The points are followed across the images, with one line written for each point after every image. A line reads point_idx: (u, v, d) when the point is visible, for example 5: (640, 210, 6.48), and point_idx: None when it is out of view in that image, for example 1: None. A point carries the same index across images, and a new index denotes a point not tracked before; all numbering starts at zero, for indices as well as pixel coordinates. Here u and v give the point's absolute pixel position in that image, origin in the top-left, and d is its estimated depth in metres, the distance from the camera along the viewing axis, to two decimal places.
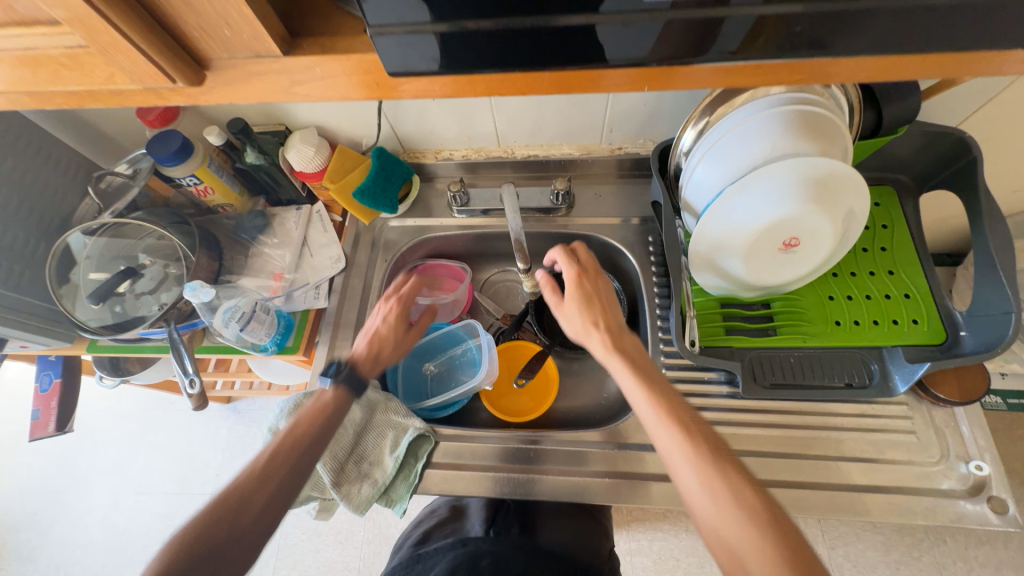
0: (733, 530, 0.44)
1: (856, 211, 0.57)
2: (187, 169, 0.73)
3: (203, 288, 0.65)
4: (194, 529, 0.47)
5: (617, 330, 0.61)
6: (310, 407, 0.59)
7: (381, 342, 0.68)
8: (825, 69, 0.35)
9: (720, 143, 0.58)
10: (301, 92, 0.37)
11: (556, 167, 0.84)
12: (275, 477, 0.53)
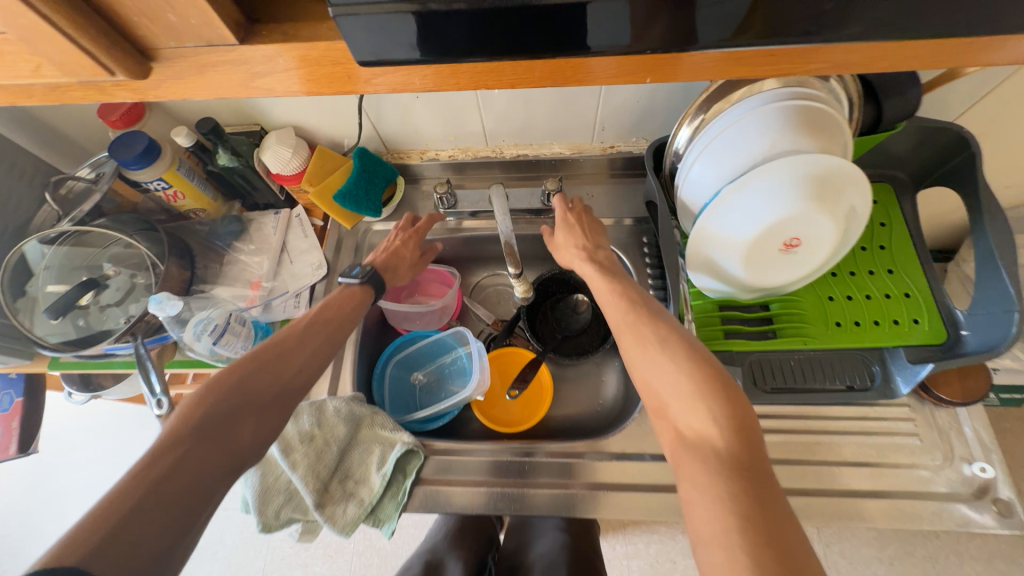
0: (669, 380, 0.49)
1: (859, 209, 0.56)
2: (153, 173, 0.69)
3: (169, 300, 0.61)
4: (223, 385, 0.49)
5: (598, 247, 0.68)
6: (337, 297, 0.63)
7: (394, 254, 0.72)
8: (818, 57, 0.33)
9: (718, 141, 0.55)
10: (262, 86, 0.34)
11: (546, 166, 0.82)
12: (296, 351, 0.56)
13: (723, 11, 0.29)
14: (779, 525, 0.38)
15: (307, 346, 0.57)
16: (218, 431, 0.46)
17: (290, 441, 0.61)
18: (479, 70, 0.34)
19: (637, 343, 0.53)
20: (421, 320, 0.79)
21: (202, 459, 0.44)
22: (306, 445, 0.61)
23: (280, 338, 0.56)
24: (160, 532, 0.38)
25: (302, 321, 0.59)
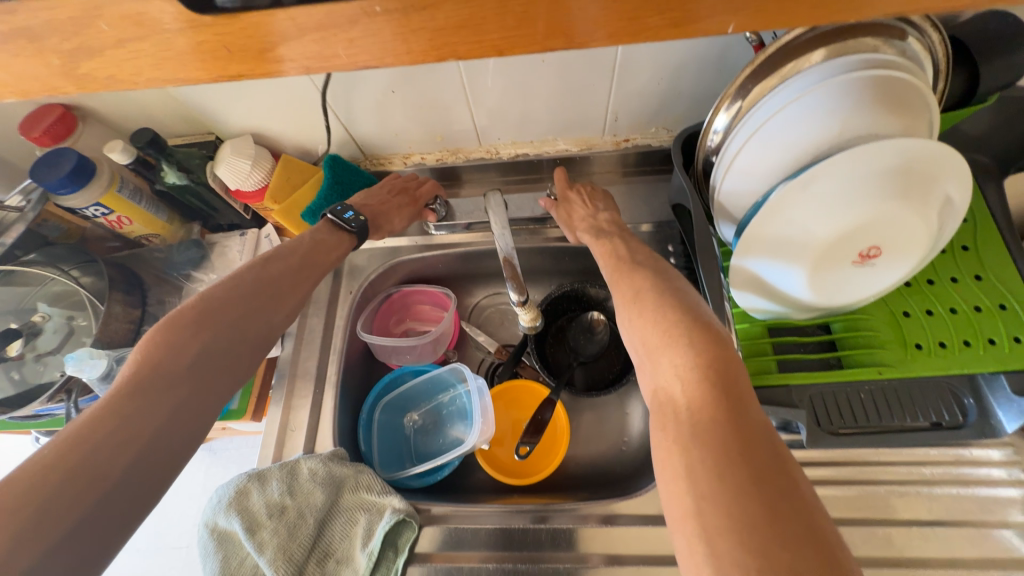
0: (640, 337, 0.43)
1: (956, 198, 0.44)
2: (88, 197, 0.58)
3: (90, 356, 0.52)
4: (207, 325, 0.45)
5: (601, 216, 0.61)
6: (320, 237, 0.58)
7: (388, 212, 0.63)
8: None
9: (769, 128, 0.43)
10: (104, 72, 0.24)
11: (549, 167, 0.70)
12: (279, 295, 0.51)
13: None
14: (754, 474, 0.31)
15: (289, 290, 0.52)
16: (213, 375, 0.44)
17: (255, 515, 0.51)
18: (436, 27, 0.24)
19: (622, 304, 0.48)
20: (412, 352, 0.68)
21: (201, 402, 0.42)
22: (276, 519, 0.51)
23: (265, 279, 0.51)
24: (163, 468, 0.39)
25: (284, 261, 0.53)
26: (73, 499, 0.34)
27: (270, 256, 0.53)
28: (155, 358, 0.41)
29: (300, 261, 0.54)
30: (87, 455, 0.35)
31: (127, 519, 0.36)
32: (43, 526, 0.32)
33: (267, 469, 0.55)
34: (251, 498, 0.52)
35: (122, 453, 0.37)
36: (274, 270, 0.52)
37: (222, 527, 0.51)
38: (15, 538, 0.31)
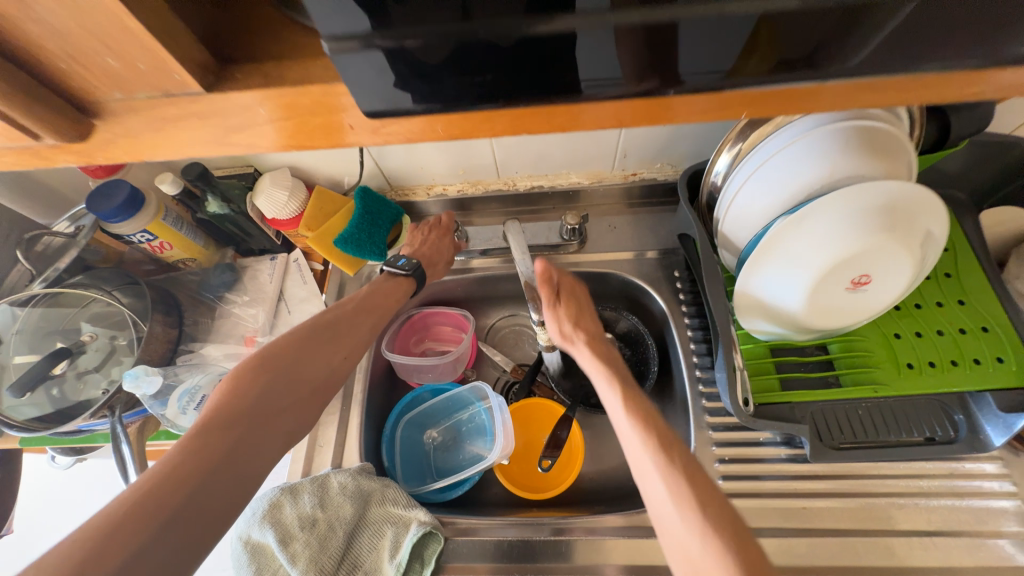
0: (687, 546, 0.41)
1: (936, 233, 0.49)
2: (137, 225, 0.62)
3: (147, 374, 0.55)
4: (272, 366, 0.48)
5: (591, 336, 0.62)
6: (383, 285, 0.64)
7: (432, 250, 0.69)
8: (880, 80, 0.27)
9: (766, 170, 0.49)
10: (241, 142, 0.29)
11: (562, 198, 0.76)
12: (337, 338, 0.55)
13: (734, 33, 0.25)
14: None
15: (346, 335, 0.56)
16: (269, 416, 0.46)
17: (289, 528, 0.53)
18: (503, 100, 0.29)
19: (642, 438, 0.48)
20: (434, 371, 0.72)
21: (256, 440, 0.44)
22: (307, 531, 0.53)
23: (320, 327, 0.54)
24: (216, 509, 0.39)
25: (340, 310, 0.58)
26: (132, 530, 0.34)
27: (336, 309, 0.58)
28: (229, 397, 0.45)
29: (362, 308, 0.59)
30: (156, 487, 0.37)
31: (182, 554, 0.36)
32: (115, 546, 0.33)
33: (298, 483, 0.57)
34: (285, 511, 0.54)
35: (185, 483, 0.38)
36: (329, 314, 0.57)
37: (254, 540, 0.54)
38: (86, 558, 0.32)
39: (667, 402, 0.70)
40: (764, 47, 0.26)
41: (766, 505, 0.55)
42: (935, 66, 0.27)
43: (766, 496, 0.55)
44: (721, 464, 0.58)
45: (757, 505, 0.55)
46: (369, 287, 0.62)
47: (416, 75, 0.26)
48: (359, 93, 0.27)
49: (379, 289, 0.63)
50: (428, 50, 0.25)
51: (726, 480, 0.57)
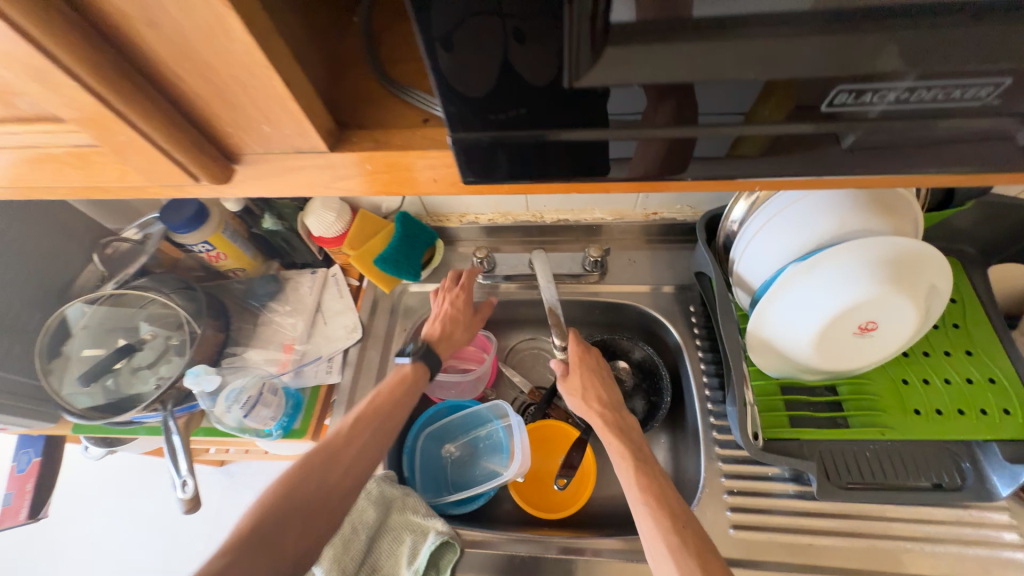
0: None
1: (940, 286, 0.52)
2: (199, 236, 0.69)
3: (206, 373, 0.61)
4: (279, 491, 0.53)
5: (610, 408, 0.64)
6: (390, 380, 0.65)
7: (450, 322, 0.71)
8: (909, 162, 0.30)
9: (778, 220, 0.54)
10: (343, 188, 0.32)
11: (585, 231, 0.80)
12: (343, 454, 0.58)
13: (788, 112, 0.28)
14: None
15: (351, 449, 0.58)
16: (261, 546, 0.49)
17: None
18: None
19: (654, 518, 0.51)
20: (456, 389, 0.77)
21: (254, 564, 0.47)
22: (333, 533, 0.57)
23: (328, 445, 0.58)
24: None
25: (351, 422, 0.60)
26: None
27: (349, 421, 0.61)
28: (243, 524, 0.50)
29: (372, 419, 0.61)
30: None
31: None
32: None
33: None
34: None
35: None
36: (341, 431, 0.59)
37: None
38: None
39: (679, 432, 0.72)
40: (785, 114, 0.28)
41: (772, 539, 0.57)
42: (955, 167, 0.30)
43: (773, 529, 0.57)
44: (730, 495, 0.60)
45: (763, 538, 0.57)
46: (383, 387, 0.64)
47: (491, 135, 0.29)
48: (437, 145, 0.30)
49: (393, 386, 0.65)
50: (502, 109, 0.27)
51: (734, 511, 0.59)
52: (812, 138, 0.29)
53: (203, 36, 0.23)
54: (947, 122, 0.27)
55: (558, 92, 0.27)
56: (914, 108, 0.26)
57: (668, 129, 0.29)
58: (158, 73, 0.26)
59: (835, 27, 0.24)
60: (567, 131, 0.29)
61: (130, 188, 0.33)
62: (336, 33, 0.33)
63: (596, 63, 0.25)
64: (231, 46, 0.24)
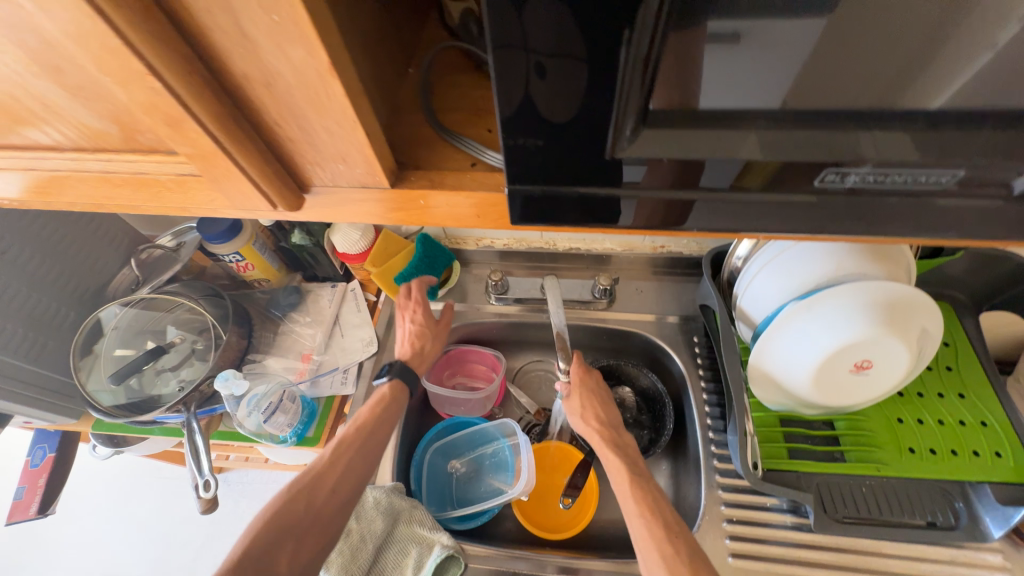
0: None
1: (931, 330, 0.55)
2: (232, 247, 0.72)
3: (236, 378, 0.64)
4: (269, 514, 0.53)
5: (608, 424, 0.66)
6: (374, 400, 0.66)
7: (418, 338, 0.72)
8: (906, 223, 0.34)
9: (779, 259, 0.58)
10: (397, 218, 0.36)
11: (595, 260, 0.85)
12: (330, 473, 0.58)
13: (799, 175, 0.32)
14: None
15: (339, 468, 0.59)
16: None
17: None
18: None
19: (648, 528, 0.53)
20: (465, 406, 0.78)
21: None
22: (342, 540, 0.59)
23: (318, 465, 0.58)
24: None
25: (340, 440, 0.61)
26: None
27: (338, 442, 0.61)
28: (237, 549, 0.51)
29: (362, 437, 0.62)
30: None
31: None
32: None
33: None
34: None
35: None
36: (331, 451, 0.60)
37: None
38: None
39: (681, 460, 0.74)
40: (794, 176, 0.32)
41: (769, 570, 0.58)
42: (944, 233, 0.34)
43: (769, 560, 0.58)
44: (729, 524, 0.61)
45: (761, 568, 0.58)
46: (372, 404, 0.65)
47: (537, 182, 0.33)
48: (486, 187, 0.34)
49: (381, 404, 0.66)
50: (548, 159, 0.31)
51: (733, 540, 0.60)
52: (819, 197, 0.33)
53: (308, 96, 0.27)
54: (938, 198, 0.32)
55: (602, 161, 0.31)
56: (909, 177, 0.30)
57: (693, 182, 0.33)
58: (263, 121, 0.30)
59: (841, 122, 0.28)
60: (600, 184, 0.33)
61: (207, 211, 0.36)
62: (399, 84, 0.38)
63: (636, 140, 0.30)
64: (328, 103, 0.27)
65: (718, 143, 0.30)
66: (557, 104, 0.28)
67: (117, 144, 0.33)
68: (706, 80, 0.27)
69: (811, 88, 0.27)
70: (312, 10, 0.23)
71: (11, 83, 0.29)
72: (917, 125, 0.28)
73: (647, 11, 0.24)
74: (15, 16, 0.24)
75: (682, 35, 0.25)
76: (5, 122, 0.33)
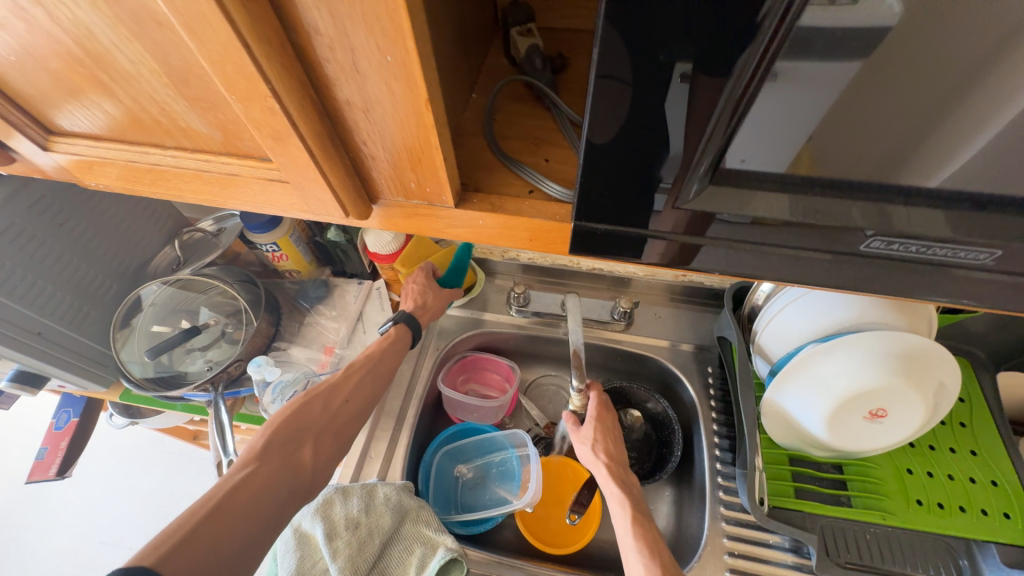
0: None
1: (948, 383, 0.55)
2: (271, 237, 0.75)
3: (267, 364, 0.68)
4: (291, 415, 0.62)
5: (619, 462, 0.67)
6: (383, 338, 0.72)
7: (421, 293, 0.76)
8: (929, 287, 0.36)
9: (803, 299, 0.59)
10: (454, 235, 0.38)
11: (616, 282, 0.86)
12: (342, 389, 0.67)
13: (839, 233, 0.33)
14: None
15: (351, 387, 0.67)
16: (282, 462, 0.58)
17: (336, 525, 0.60)
18: None
19: (645, 566, 0.54)
20: (477, 412, 0.80)
21: (279, 470, 0.57)
22: (350, 532, 0.60)
23: (335, 381, 0.67)
24: (244, 515, 0.51)
25: (352, 365, 0.69)
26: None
27: (350, 368, 0.69)
28: (263, 438, 0.59)
29: (373, 364, 0.70)
30: (206, 498, 0.51)
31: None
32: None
33: (350, 485, 0.64)
34: (335, 509, 0.61)
35: (219, 494, 0.51)
36: (346, 373, 0.68)
37: (303, 529, 0.61)
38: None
39: (684, 488, 0.75)
40: (833, 234, 0.34)
41: None
42: (967, 300, 0.36)
43: None
44: (731, 556, 0.62)
45: None
46: (382, 339, 0.72)
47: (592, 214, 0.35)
48: (540, 213, 0.36)
49: (389, 341, 0.72)
50: (604, 196, 0.33)
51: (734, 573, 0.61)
52: (852, 255, 0.35)
53: (402, 124, 0.30)
54: (960, 270, 0.34)
55: (665, 207, 0.34)
56: (943, 245, 0.32)
57: (737, 229, 0.35)
58: (353, 142, 0.33)
59: (889, 191, 0.30)
60: (649, 223, 0.35)
61: (280, 213, 0.39)
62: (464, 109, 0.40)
63: (701, 194, 0.32)
64: (417, 132, 0.30)
65: (769, 202, 0.32)
66: (632, 156, 0.31)
67: (215, 147, 0.36)
68: (770, 147, 0.29)
69: (867, 162, 0.29)
70: (423, 60, 0.26)
71: (138, 88, 0.32)
72: (961, 207, 0.30)
73: (737, 81, 0.26)
74: (165, 36, 0.27)
75: (760, 110, 0.27)
76: (122, 121, 0.36)
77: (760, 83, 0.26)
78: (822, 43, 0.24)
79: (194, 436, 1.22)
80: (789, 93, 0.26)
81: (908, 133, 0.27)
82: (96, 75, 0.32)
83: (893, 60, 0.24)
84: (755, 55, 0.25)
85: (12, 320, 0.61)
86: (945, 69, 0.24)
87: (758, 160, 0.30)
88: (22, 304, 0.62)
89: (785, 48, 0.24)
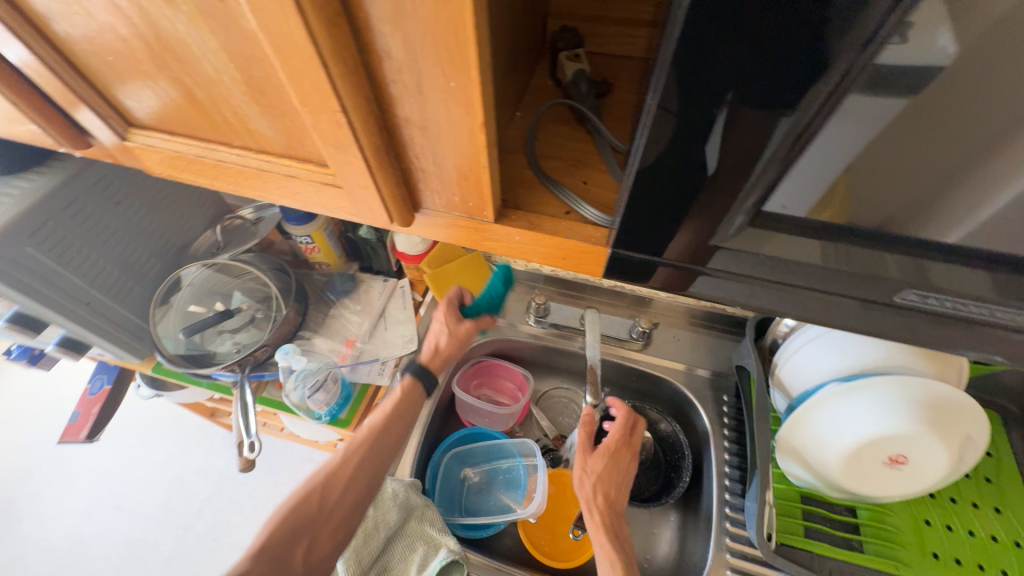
0: None
1: (975, 437, 0.54)
2: (306, 230, 0.79)
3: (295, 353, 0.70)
4: (293, 505, 0.60)
5: (612, 504, 0.66)
6: (393, 403, 0.69)
7: (440, 335, 0.72)
8: (960, 341, 0.35)
9: (831, 336, 0.59)
10: (489, 247, 0.40)
11: (636, 301, 0.87)
12: (346, 472, 0.63)
13: (872, 278, 0.34)
14: None
15: (356, 470, 0.64)
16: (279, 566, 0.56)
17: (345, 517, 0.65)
18: None
19: None
20: (489, 418, 0.81)
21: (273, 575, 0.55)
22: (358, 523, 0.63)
23: (340, 462, 0.64)
24: None
25: (356, 439, 0.66)
26: None
27: (355, 444, 0.66)
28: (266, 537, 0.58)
29: (379, 437, 0.66)
30: None
31: None
32: None
33: None
34: None
35: None
36: (351, 452, 0.65)
37: None
38: None
39: (690, 515, 0.74)
40: (867, 279, 0.34)
41: None
42: (1001, 356, 0.36)
43: None
44: None
45: None
46: (390, 405, 0.69)
47: (626, 239, 0.36)
48: (575, 234, 0.38)
49: (398, 408, 0.69)
50: (641, 223, 0.34)
51: None
52: (882, 302, 0.35)
53: (457, 145, 0.32)
54: (993, 328, 0.33)
55: (704, 243, 0.35)
56: (976, 300, 0.32)
57: (767, 265, 0.35)
58: (407, 156, 0.34)
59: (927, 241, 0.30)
60: (682, 252, 0.36)
61: (328, 214, 0.42)
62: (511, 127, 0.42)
63: (741, 232, 0.33)
64: (469, 153, 0.32)
65: (803, 242, 0.33)
66: (673, 188, 0.32)
67: (276, 148, 0.39)
68: (808, 189, 0.30)
69: (906, 212, 0.30)
70: (484, 87, 0.27)
71: (215, 90, 0.35)
72: (998, 266, 0.30)
73: (787, 126, 0.26)
74: (250, 47, 0.30)
75: (803, 155, 0.28)
76: (194, 117, 0.39)
77: (808, 129, 0.27)
78: (873, 98, 0.25)
79: (212, 413, 1.26)
80: (834, 141, 0.27)
81: (951, 188, 0.28)
82: (181, 78, 0.35)
83: (939, 116, 0.25)
84: (809, 103, 0.25)
85: (64, 288, 0.65)
86: (992, 130, 0.25)
87: (797, 207, 0.31)
88: (75, 274, 0.66)
89: (837, 98, 0.25)
